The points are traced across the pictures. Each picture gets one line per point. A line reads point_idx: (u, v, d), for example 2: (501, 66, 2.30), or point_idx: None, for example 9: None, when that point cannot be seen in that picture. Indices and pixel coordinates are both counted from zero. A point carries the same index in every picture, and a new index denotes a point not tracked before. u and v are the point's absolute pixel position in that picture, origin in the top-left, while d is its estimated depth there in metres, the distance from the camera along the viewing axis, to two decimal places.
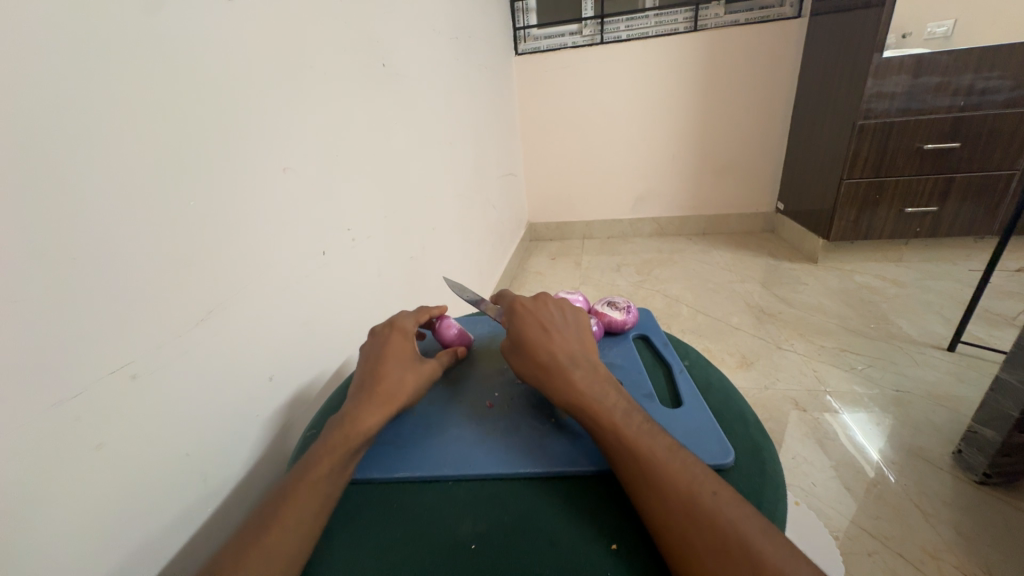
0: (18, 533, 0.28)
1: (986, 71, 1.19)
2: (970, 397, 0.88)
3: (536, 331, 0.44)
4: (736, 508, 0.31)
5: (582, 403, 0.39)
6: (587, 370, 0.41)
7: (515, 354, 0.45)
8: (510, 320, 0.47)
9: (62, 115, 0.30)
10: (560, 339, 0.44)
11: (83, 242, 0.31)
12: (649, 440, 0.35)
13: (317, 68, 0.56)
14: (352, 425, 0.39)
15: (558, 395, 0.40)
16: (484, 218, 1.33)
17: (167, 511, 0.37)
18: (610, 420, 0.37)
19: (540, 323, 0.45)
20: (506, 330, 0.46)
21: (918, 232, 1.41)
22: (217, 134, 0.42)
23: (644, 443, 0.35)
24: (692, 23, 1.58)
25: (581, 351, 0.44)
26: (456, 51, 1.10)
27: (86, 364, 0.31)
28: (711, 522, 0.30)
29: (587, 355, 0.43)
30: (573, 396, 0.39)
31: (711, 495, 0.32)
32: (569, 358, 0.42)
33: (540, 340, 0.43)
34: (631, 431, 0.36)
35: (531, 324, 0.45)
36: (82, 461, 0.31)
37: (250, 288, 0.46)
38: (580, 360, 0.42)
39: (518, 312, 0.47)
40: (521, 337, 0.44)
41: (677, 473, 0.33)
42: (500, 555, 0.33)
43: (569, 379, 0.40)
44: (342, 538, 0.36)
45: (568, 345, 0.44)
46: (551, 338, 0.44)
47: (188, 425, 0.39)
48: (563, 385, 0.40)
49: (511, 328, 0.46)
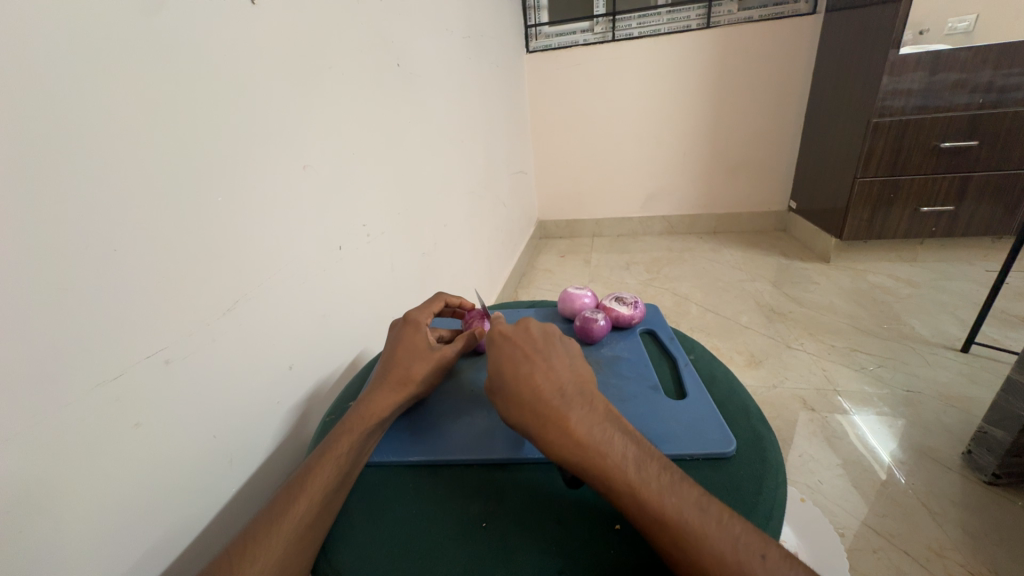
0: (61, 502, 0.30)
1: (1005, 68, 1.17)
2: (981, 398, 0.88)
3: (521, 362, 0.39)
4: (733, 528, 0.31)
5: (585, 458, 0.34)
6: (581, 408, 0.36)
7: (494, 390, 0.40)
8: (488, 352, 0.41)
9: (94, 114, 0.31)
10: (545, 371, 0.38)
11: (120, 234, 0.33)
12: (676, 500, 0.32)
13: (335, 68, 0.59)
14: (367, 407, 0.41)
15: (558, 451, 0.35)
16: (495, 215, 1.35)
17: (197, 490, 0.40)
18: (625, 481, 0.33)
19: (523, 352, 0.39)
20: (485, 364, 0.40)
21: (933, 232, 1.39)
22: (240, 130, 0.44)
23: (668, 505, 0.31)
24: (704, 20, 1.58)
25: (571, 382, 0.38)
26: (468, 50, 1.11)
27: (124, 348, 0.34)
28: (709, 550, 0.30)
29: (579, 387, 0.38)
30: (568, 450, 0.34)
31: (762, 561, 0.29)
32: (558, 394, 0.37)
33: (523, 376, 0.38)
34: (652, 489, 0.32)
35: (509, 357, 0.39)
36: (124, 439, 0.34)
37: (273, 281, 0.48)
38: (572, 396, 0.37)
39: (496, 341, 0.41)
40: (501, 376, 0.39)
41: (715, 539, 0.30)
42: (509, 531, 0.35)
43: (563, 427, 0.35)
44: (360, 514, 0.38)
45: (557, 375, 0.38)
46: (536, 374, 0.38)
47: (216, 408, 0.41)
48: (560, 442, 0.35)
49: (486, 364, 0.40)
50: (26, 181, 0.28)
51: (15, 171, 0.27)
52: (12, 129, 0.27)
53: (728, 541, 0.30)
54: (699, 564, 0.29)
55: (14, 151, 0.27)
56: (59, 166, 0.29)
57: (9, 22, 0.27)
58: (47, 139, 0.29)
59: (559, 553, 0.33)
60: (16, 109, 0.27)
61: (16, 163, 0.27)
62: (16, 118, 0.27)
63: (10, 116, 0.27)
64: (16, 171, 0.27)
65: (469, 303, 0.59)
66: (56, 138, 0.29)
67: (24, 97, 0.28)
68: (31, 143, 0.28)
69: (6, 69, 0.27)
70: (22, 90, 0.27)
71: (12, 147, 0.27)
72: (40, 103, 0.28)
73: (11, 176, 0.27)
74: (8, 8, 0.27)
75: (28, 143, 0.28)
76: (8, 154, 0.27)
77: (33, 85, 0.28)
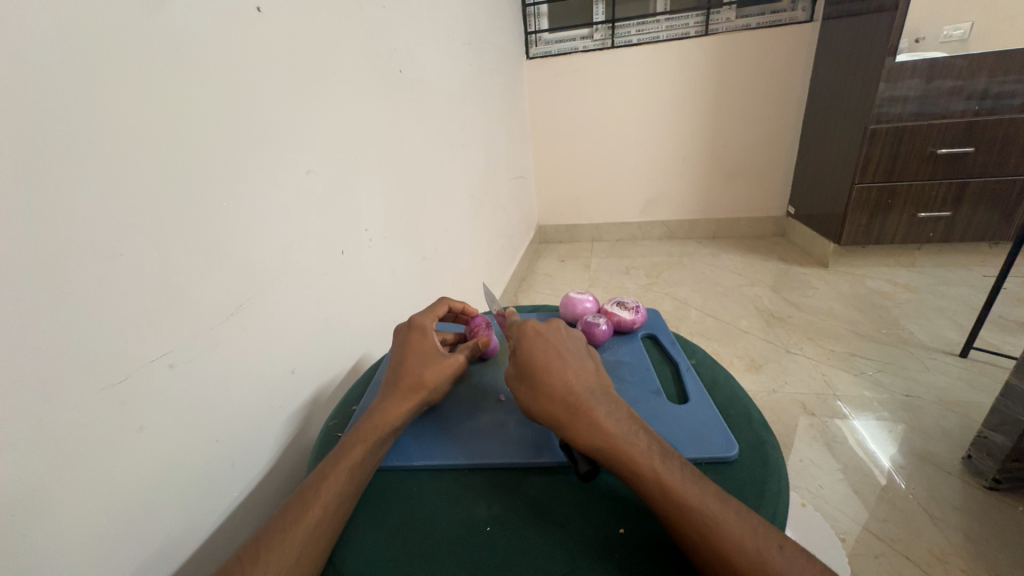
0: (62, 509, 0.30)
1: (1000, 75, 1.18)
2: (980, 403, 0.88)
3: (554, 359, 0.40)
4: (750, 520, 0.31)
5: (613, 449, 0.34)
6: (607, 404, 0.37)
7: (522, 382, 0.40)
8: (521, 345, 0.41)
9: (94, 120, 0.31)
10: (575, 367, 0.39)
11: (124, 238, 0.33)
12: (698, 490, 0.32)
13: (338, 75, 0.59)
14: (379, 416, 0.41)
15: (585, 441, 0.36)
16: (495, 219, 1.35)
17: (198, 495, 0.39)
18: (650, 468, 0.33)
19: (555, 349, 0.40)
20: (514, 355, 0.41)
21: (931, 237, 1.40)
22: (240, 132, 0.44)
23: (692, 495, 0.32)
24: (703, 27, 1.59)
25: (597, 382, 0.39)
26: (468, 56, 1.12)
27: (126, 352, 0.34)
28: (731, 542, 0.30)
29: (604, 387, 0.39)
30: (597, 442, 0.35)
31: (779, 552, 0.30)
32: (588, 391, 0.38)
33: (556, 372, 0.39)
34: (674, 478, 0.33)
35: (542, 351, 0.40)
36: (127, 442, 0.34)
37: (276, 285, 0.49)
38: (598, 394, 0.38)
39: (529, 337, 0.41)
40: (532, 367, 0.39)
41: (739, 531, 0.30)
42: (513, 536, 0.35)
43: (594, 420, 0.36)
44: (364, 517, 0.38)
45: (586, 376, 0.39)
46: (567, 368, 0.39)
47: (217, 414, 0.41)
48: (589, 430, 0.35)
49: (520, 356, 0.40)
50: (27, 186, 0.28)
51: (18, 175, 0.27)
52: (16, 131, 0.27)
53: (747, 530, 0.30)
54: (721, 556, 0.29)
55: (14, 153, 0.27)
56: (60, 170, 0.29)
57: (15, 30, 0.27)
58: (47, 143, 0.29)
59: (563, 558, 0.33)
60: (21, 115, 0.27)
61: (18, 168, 0.27)
62: (17, 120, 0.27)
63: (14, 120, 0.27)
64: (18, 175, 0.27)
65: (473, 310, 0.59)
66: (59, 143, 0.29)
67: (25, 100, 0.28)
68: (33, 148, 0.28)
69: (12, 75, 0.27)
70: (25, 92, 0.28)
71: (15, 151, 0.27)
72: (41, 108, 0.28)
73: (14, 181, 0.27)
74: (11, 12, 0.27)
75: (28, 147, 0.28)
76: (9, 158, 0.27)
77: (38, 87, 0.28)
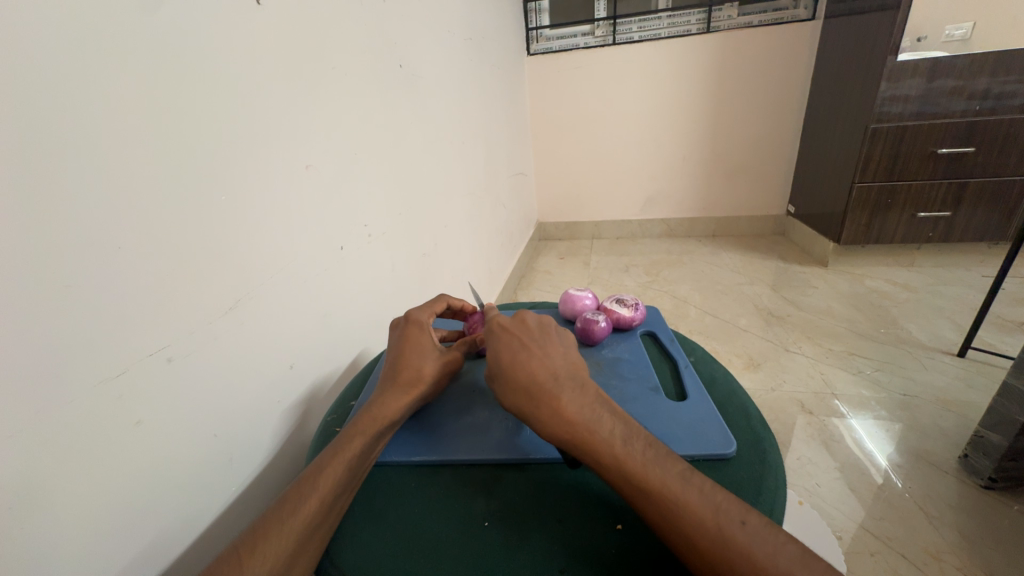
0: (58, 504, 0.30)
1: (1003, 75, 1.18)
2: (977, 402, 0.89)
3: (519, 351, 0.40)
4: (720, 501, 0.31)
5: (576, 436, 0.35)
6: (573, 391, 0.37)
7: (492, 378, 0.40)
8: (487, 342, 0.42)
9: (86, 112, 0.31)
10: (540, 357, 0.39)
11: (121, 232, 0.33)
12: (660, 472, 0.32)
13: (338, 68, 0.59)
14: (379, 409, 0.41)
15: (551, 430, 0.36)
16: (495, 216, 1.35)
17: (197, 488, 0.39)
18: (612, 455, 0.33)
19: (520, 341, 0.41)
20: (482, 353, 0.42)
21: (930, 237, 1.40)
22: (236, 124, 0.43)
23: (655, 478, 0.32)
24: (705, 25, 1.58)
25: (565, 367, 0.39)
26: (469, 51, 1.12)
27: (125, 345, 0.34)
28: (696, 523, 0.30)
29: (573, 373, 0.39)
30: (561, 429, 0.35)
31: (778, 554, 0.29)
32: (552, 377, 0.38)
33: (521, 363, 0.39)
34: (637, 461, 0.33)
35: (507, 344, 0.41)
36: (124, 437, 0.33)
37: (275, 278, 0.49)
38: (564, 380, 0.38)
39: (495, 333, 0.42)
40: (497, 360, 0.40)
41: (702, 511, 0.30)
42: (511, 531, 0.35)
43: (556, 407, 0.36)
44: (362, 511, 0.38)
45: (552, 363, 0.39)
46: (532, 359, 0.39)
47: (215, 408, 0.41)
48: (549, 415, 0.36)
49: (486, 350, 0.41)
50: (27, 178, 0.28)
51: (15, 166, 0.27)
52: (15, 123, 0.27)
53: (709, 507, 0.31)
54: (685, 536, 0.30)
55: (12, 148, 0.27)
56: (61, 162, 0.29)
57: (14, 23, 0.27)
58: (46, 135, 0.29)
59: (562, 554, 0.33)
60: (19, 108, 0.27)
61: (19, 161, 0.27)
62: (18, 113, 0.27)
63: (13, 111, 0.27)
64: (17, 168, 0.27)
65: (472, 305, 0.58)
66: (55, 135, 0.29)
67: (24, 93, 0.27)
68: (33, 141, 0.28)
69: (6, 68, 0.27)
70: (24, 85, 0.27)
71: (15, 143, 0.27)
72: (37, 101, 0.28)
73: (14, 173, 0.27)
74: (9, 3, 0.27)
75: (28, 139, 0.28)
76: (7, 152, 0.27)
77: (36, 81, 0.28)
